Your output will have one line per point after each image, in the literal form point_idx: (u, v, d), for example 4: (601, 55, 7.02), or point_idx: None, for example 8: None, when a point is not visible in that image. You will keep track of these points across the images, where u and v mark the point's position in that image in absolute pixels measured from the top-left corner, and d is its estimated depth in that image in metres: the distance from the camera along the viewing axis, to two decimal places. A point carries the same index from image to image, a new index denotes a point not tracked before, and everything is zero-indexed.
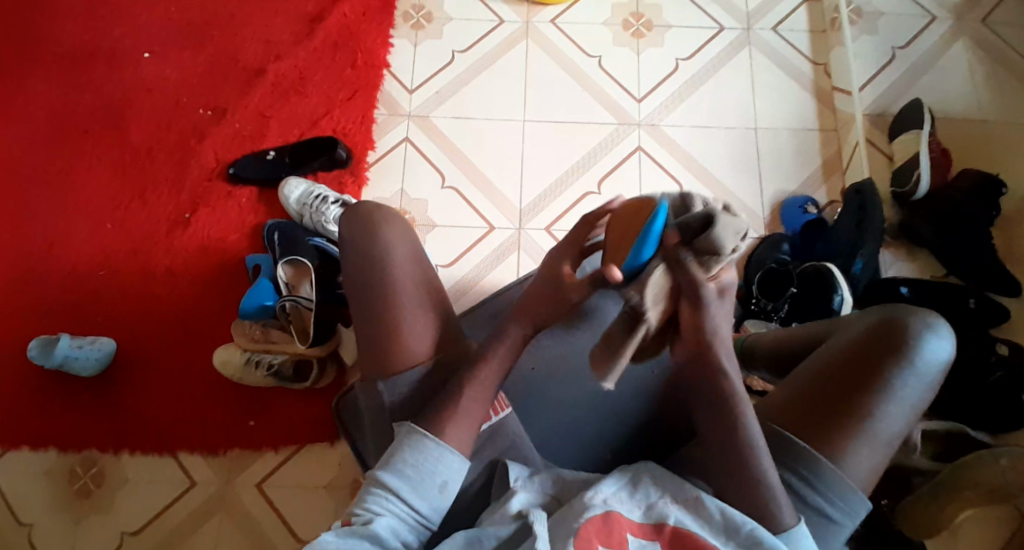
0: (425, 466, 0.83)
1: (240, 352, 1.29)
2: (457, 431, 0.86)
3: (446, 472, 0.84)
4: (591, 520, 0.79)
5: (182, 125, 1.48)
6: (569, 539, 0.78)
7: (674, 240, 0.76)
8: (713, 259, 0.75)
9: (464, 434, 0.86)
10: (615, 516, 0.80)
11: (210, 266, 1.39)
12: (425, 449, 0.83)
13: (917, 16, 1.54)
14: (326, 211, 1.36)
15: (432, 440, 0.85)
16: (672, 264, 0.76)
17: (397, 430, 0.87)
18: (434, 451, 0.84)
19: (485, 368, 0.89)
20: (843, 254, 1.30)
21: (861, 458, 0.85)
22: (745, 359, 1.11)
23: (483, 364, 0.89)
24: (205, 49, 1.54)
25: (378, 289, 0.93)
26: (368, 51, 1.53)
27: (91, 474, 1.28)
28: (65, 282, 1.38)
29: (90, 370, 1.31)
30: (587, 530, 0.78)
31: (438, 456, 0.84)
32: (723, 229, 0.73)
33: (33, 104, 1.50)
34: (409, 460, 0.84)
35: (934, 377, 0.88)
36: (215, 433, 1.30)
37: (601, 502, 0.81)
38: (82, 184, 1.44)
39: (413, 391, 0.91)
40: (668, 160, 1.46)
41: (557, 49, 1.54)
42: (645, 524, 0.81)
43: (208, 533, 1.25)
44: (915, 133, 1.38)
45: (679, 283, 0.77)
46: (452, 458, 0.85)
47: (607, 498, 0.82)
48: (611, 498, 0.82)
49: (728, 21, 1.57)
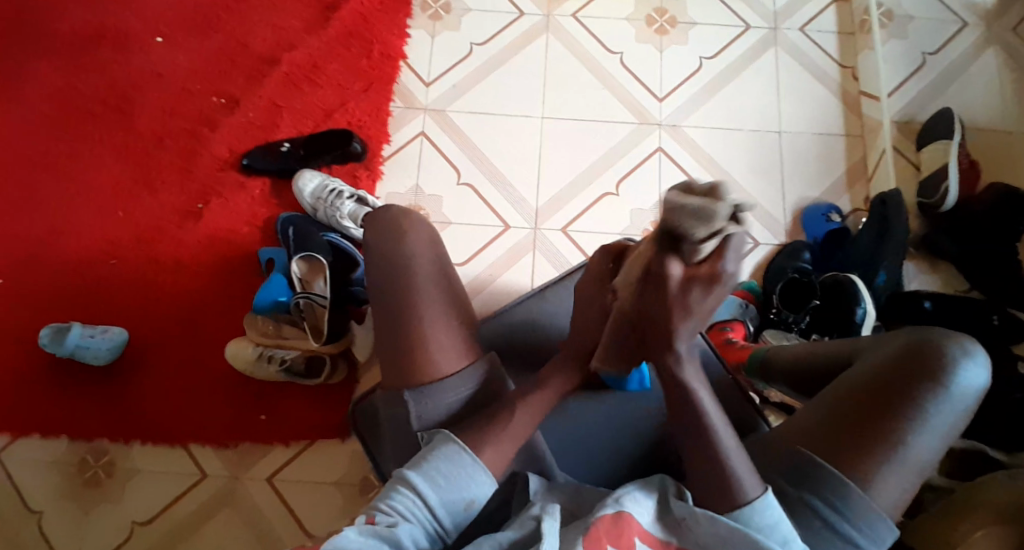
0: (457, 479, 0.83)
1: (252, 346, 1.28)
2: (481, 447, 0.85)
3: (476, 488, 0.83)
4: (602, 520, 0.78)
5: (196, 113, 1.47)
6: (579, 537, 0.77)
7: (669, 217, 0.66)
8: (688, 244, 0.68)
9: (501, 454, 0.86)
10: (626, 518, 0.79)
11: (223, 257, 1.38)
12: (461, 462, 0.83)
13: (948, 21, 1.50)
14: (340, 206, 1.35)
15: (469, 454, 0.84)
16: (659, 245, 0.70)
17: (433, 438, 0.87)
18: (468, 465, 0.84)
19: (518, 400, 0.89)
20: (863, 266, 1.30)
21: (891, 484, 0.85)
22: (767, 373, 1.11)
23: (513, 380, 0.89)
24: (219, 35, 1.51)
25: (405, 298, 0.93)
26: (385, 42, 1.50)
27: (101, 464, 1.28)
28: (77, 270, 1.37)
29: (101, 360, 1.30)
30: (596, 532, 0.77)
31: (472, 473, 0.83)
32: (691, 212, 0.64)
33: (46, 87, 1.48)
34: (442, 469, 0.83)
35: (967, 405, 0.87)
36: (226, 427, 1.30)
37: (613, 502, 0.80)
38: (94, 170, 1.43)
39: (439, 401, 0.91)
40: (689, 163, 1.44)
41: (578, 44, 1.51)
42: (654, 533, 0.80)
43: (218, 525, 1.25)
44: (943, 144, 1.36)
45: (653, 266, 0.71)
46: (482, 477, 0.84)
47: (620, 498, 0.81)
48: (624, 497, 0.81)
49: (755, 20, 1.53)
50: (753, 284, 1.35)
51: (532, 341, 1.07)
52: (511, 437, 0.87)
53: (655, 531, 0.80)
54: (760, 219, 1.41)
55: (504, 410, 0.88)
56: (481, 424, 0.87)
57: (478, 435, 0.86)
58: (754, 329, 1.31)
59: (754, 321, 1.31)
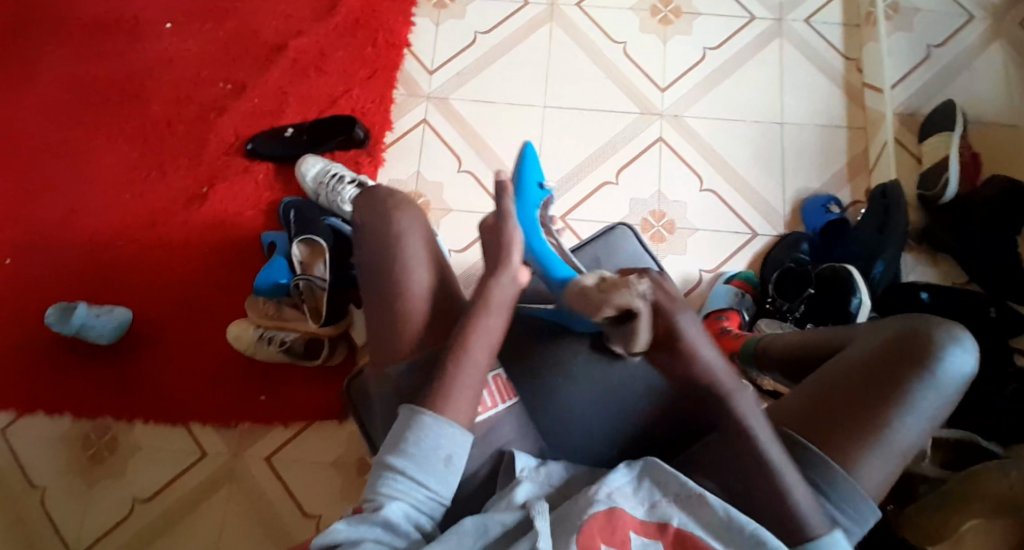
0: (427, 442, 0.84)
1: (252, 328, 1.30)
2: (453, 407, 0.86)
3: (448, 445, 0.84)
4: (595, 516, 0.80)
5: (202, 98, 1.49)
6: (572, 537, 0.78)
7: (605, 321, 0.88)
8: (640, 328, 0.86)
9: (461, 410, 0.86)
10: (619, 513, 0.80)
11: (226, 240, 1.40)
12: (422, 424, 0.83)
13: (956, 15, 1.49)
14: (342, 191, 1.35)
15: (430, 415, 0.85)
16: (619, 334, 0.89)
17: (398, 412, 0.87)
18: (432, 425, 0.84)
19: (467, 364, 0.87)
20: (864, 256, 1.28)
21: (875, 467, 0.85)
22: (758, 360, 1.11)
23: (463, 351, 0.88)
24: (226, 22, 1.53)
25: (392, 277, 0.94)
26: (390, 30, 1.51)
27: (105, 439, 1.31)
28: (84, 250, 1.40)
29: (106, 338, 1.32)
30: (591, 529, 0.78)
31: (438, 430, 0.84)
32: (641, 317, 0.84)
33: (56, 71, 1.51)
34: (411, 439, 0.84)
35: (955, 390, 0.87)
36: (228, 407, 1.32)
37: (606, 498, 0.82)
38: (102, 154, 1.46)
39: (412, 376, 0.91)
40: (689, 153, 1.44)
41: (582, 33, 1.51)
42: (649, 521, 0.81)
43: (218, 501, 1.28)
44: (946, 135, 1.36)
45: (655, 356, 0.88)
46: (452, 431, 0.85)
47: (611, 493, 0.82)
48: (615, 492, 0.83)
49: (760, 11, 1.53)
50: (751, 274, 1.35)
51: (525, 323, 1.06)
52: (467, 383, 0.87)
53: (650, 519, 0.81)
54: (758, 209, 1.41)
55: (459, 345, 0.88)
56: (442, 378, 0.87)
57: (438, 391, 0.86)
58: (749, 318, 1.32)
59: (750, 310, 1.32)
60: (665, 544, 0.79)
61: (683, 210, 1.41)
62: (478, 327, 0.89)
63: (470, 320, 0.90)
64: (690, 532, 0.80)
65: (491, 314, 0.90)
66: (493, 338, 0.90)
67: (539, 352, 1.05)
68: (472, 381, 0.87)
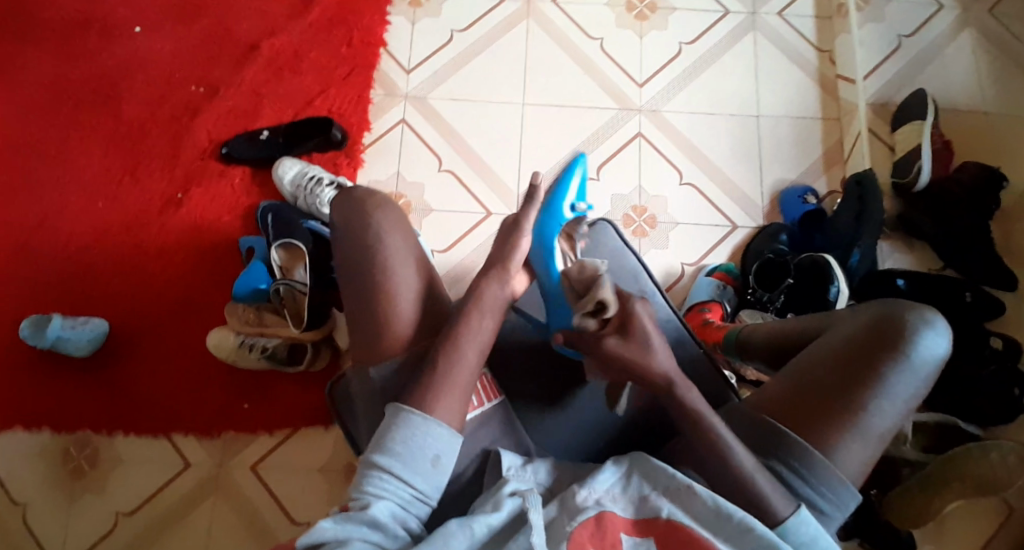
0: (414, 441, 0.83)
1: (234, 335, 1.28)
2: (443, 406, 0.85)
3: (437, 444, 0.84)
4: (584, 524, 0.79)
5: (174, 101, 1.46)
6: (564, 542, 0.78)
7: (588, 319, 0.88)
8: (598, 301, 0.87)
9: (453, 409, 0.86)
10: (608, 517, 0.80)
11: (203, 246, 1.38)
12: (409, 423, 0.83)
13: (925, 4, 1.52)
14: (320, 194, 1.34)
15: (418, 414, 0.84)
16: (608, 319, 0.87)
17: (384, 411, 0.86)
18: (420, 424, 0.84)
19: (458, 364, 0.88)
20: (840, 245, 1.31)
21: (853, 452, 0.86)
22: (740, 352, 1.12)
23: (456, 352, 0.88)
24: (196, 23, 1.50)
25: (377, 275, 0.93)
26: (365, 29, 1.50)
27: (84, 453, 1.28)
28: (55, 260, 1.36)
29: (83, 350, 1.29)
30: (580, 535, 0.79)
31: (425, 430, 0.84)
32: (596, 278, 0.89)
33: (20, 77, 1.47)
34: (397, 438, 0.83)
35: (928, 373, 0.88)
36: (210, 416, 1.30)
37: (595, 503, 0.81)
38: (71, 161, 1.42)
39: (404, 373, 0.92)
40: (667, 147, 1.44)
41: (559, 29, 1.51)
42: (638, 520, 0.81)
43: (203, 513, 1.25)
44: (918, 124, 1.38)
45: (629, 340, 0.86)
46: (440, 431, 0.84)
47: (600, 498, 0.82)
48: (604, 497, 0.82)
49: (734, 4, 1.54)
50: (732, 266, 1.36)
51: (513, 323, 1.06)
52: (461, 383, 0.87)
53: (638, 517, 0.81)
54: (737, 201, 1.42)
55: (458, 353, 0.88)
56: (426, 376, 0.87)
57: (429, 391, 0.86)
58: (731, 310, 1.32)
59: (732, 301, 1.32)
60: (655, 542, 0.79)
61: (663, 204, 1.41)
62: (469, 327, 0.90)
63: (463, 320, 0.90)
64: (681, 523, 0.80)
65: (483, 315, 0.91)
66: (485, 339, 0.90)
67: (527, 351, 1.05)
68: (465, 381, 0.88)
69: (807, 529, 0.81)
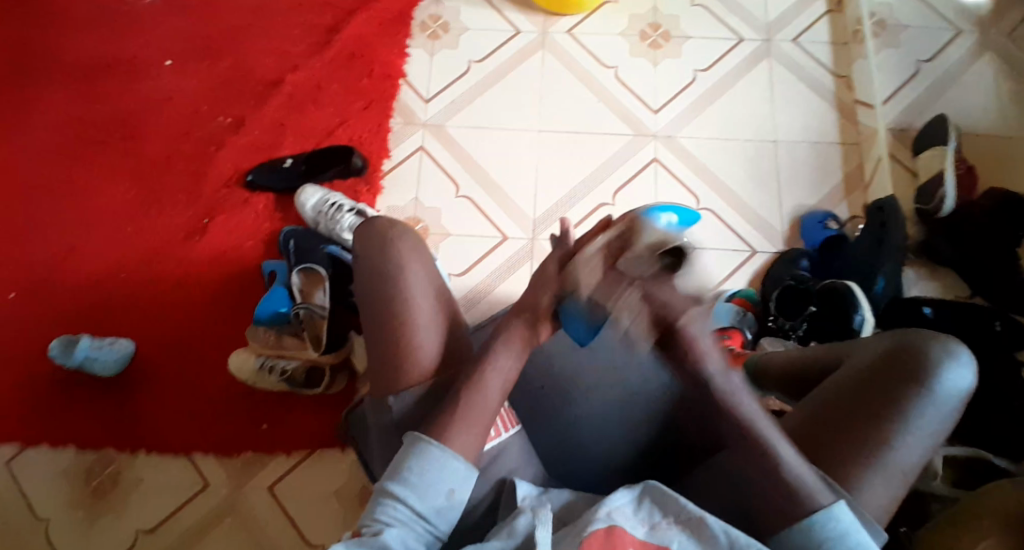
0: (430, 474, 0.84)
1: (254, 357, 1.31)
2: (457, 439, 0.86)
3: (452, 479, 0.84)
4: (595, 536, 0.77)
5: (205, 133, 1.52)
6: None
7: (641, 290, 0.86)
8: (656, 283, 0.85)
9: (468, 442, 0.86)
10: (618, 532, 0.78)
11: (227, 271, 1.42)
12: (428, 454, 0.83)
13: (941, 31, 1.52)
14: (340, 219, 1.37)
15: (437, 446, 0.85)
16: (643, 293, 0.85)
17: (403, 440, 0.87)
18: (438, 457, 0.84)
19: (476, 398, 0.88)
20: (863, 272, 1.28)
21: (876, 489, 0.82)
22: (756, 380, 1.09)
23: (476, 390, 0.88)
24: (225, 58, 1.57)
25: (393, 303, 0.95)
26: (386, 62, 1.54)
27: (107, 472, 1.31)
28: (86, 283, 1.41)
29: (109, 371, 1.33)
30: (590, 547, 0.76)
31: (443, 463, 0.84)
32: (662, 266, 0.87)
33: (60, 110, 1.54)
34: (415, 468, 0.84)
35: (953, 406, 0.85)
36: (230, 437, 1.32)
37: (606, 517, 0.79)
38: (105, 189, 1.48)
39: (422, 405, 0.92)
40: (683, 172, 1.45)
41: (573, 59, 1.54)
42: (650, 543, 0.78)
43: (220, 533, 1.27)
44: (940, 149, 1.36)
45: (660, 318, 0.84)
46: (459, 466, 0.84)
47: (612, 512, 0.80)
48: (615, 512, 0.80)
49: (748, 33, 1.56)
50: (752, 292, 1.35)
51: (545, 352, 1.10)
52: (477, 419, 0.87)
53: (650, 540, 0.79)
54: (756, 227, 1.41)
55: (468, 378, 0.90)
56: (442, 409, 0.88)
57: (447, 425, 0.86)
58: (752, 337, 1.29)
59: (753, 329, 1.30)
60: None
61: None
62: (489, 366, 0.90)
63: (484, 359, 0.91)
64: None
65: (502, 354, 0.91)
66: (505, 373, 0.91)
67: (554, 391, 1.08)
68: (483, 417, 0.88)
69: (837, 523, 0.77)
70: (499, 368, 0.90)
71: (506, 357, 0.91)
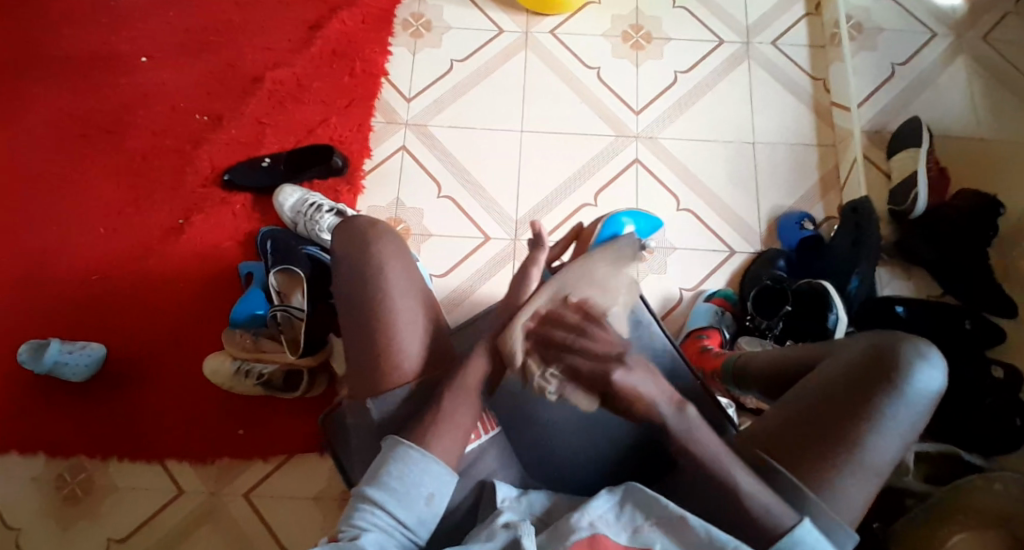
0: (410, 478, 0.82)
1: (230, 361, 1.28)
2: (440, 442, 0.85)
3: (432, 483, 0.83)
4: (578, 543, 0.77)
5: (179, 131, 1.48)
6: None
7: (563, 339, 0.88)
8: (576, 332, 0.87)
9: (451, 445, 0.85)
10: (601, 540, 0.78)
11: (203, 273, 1.39)
12: (409, 458, 0.83)
13: (918, 32, 1.55)
14: (320, 219, 1.35)
15: (417, 450, 0.84)
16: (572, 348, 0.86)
17: (382, 443, 0.86)
18: (419, 461, 0.83)
19: (460, 402, 0.87)
20: (839, 272, 1.30)
21: (849, 488, 0.84)
22: (737, 379, 1.11)
23: (461, 393, 0.88)
24: (201, 55, 1.53)
25: (374, 305, 0.93)
26: (367, 60, 1.52)
27: (78, 479, 1.27)
28: (55, 285, 1.37)
29: (80, 375, 1.29)
30: None
31: (423, 467, 0.83)
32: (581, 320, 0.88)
33: (27, 105, 1.50)
34: (394, 472, 0.83)
35: (924, 406, 0.86)
36: (206, 442, 1.29)
37: (588, 525, 0.79)
38: (74, 188, 1.44)
39: (405, 408, 0.91)
40: (665, 174, 1.45)
41: (557, 59, 1.54)
42: (632, 547, 0.78)
43: (195, 541, 1.24)
44: (914, 150, 1.39)
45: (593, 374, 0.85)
46: (440, 470, 0.84)
47: (594, 521, 0.80)
48: (598, 520, 0.80)
49: (729, 35, 1.57)
50: (730, 291, 1.36)
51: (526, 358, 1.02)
52: (461, 422, 0.86)
53: (633, 544, 0.78)
54: (736, 228, 1.42)
55: (451, 381, 0.89)
56: (426, 413, 0.87)
57: (431, 428, 0.86)
58: (730, 336, 1.32)
59: (731, 328, 1.32)
60: None
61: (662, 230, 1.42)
62: (472, 368, 0.89)
63: (468, 362, 0.89)
64: None
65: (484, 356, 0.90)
66: (488, 375, 0.90)
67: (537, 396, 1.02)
68: (467, 420, 0.87)
69: (803, 545, 0.80)
70: (483, 369, 0.89)
71: (488, 360, 0.90)
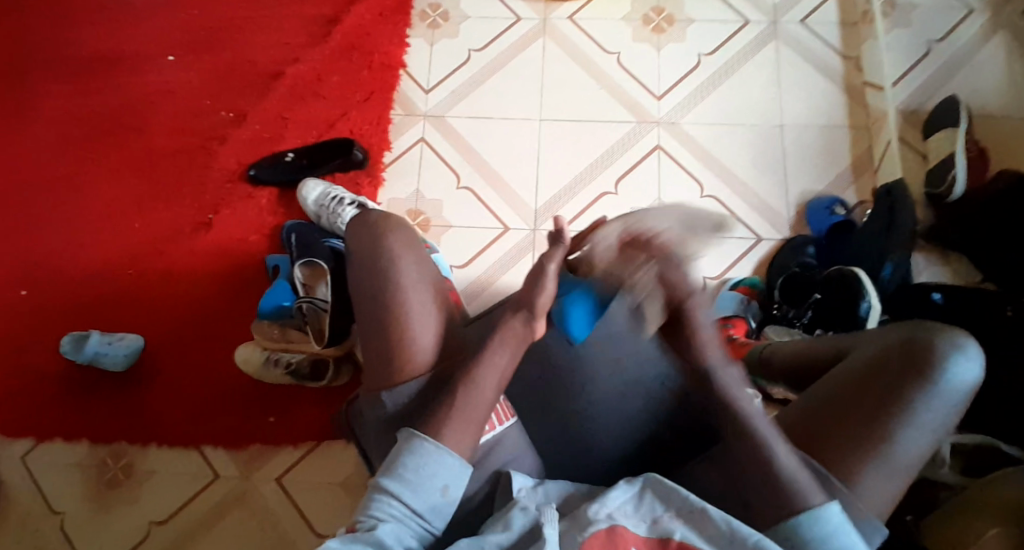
0: (425, 469, 0.84)
1: (260, 350, 1.32)
2: (452, 436, 0.86)
3: (447, 475, 0.84)
4: (596, 535, 0.75)
5: (207, 127, 1.52)
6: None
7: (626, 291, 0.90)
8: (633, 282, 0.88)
9: (464, 439, 0.86)
10: (620, 530, 0.76)
11: (233, 266, 1.43)
12: (422, 450, 0.84)
13: (954, 8, 1.48)
14: (342, 212, 1.37)
15: (431, 442, 0.85)
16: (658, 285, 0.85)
17: (398, 436, 0.88)
18: (432, 452, 0.84)
19: (470, 394, 0.88)
20: (871, 260, 1.24)
21: (878, 482, 0.81)
22: (761, 369, 1.09)
23: (472, 384, 0.88)
24: (227, 53, 1.57)
25: (388, 296, 0.95)
26: (386, 52, 1.54)
27: (119, 465, 1.33)
28: (96, 279, 1.43)
29: (119, 366, 1.35)
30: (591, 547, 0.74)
31: (437, 458, 0.84)
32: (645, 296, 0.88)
33: (66, 107, 1.56)
34: (409, 465, 0.84)
35: (960, 399, 0.83)
36: (238, 430, 1.34)
37: (606, 517, 0.77)
38: (111, 185, 1.49)
39: (417, 400, 0.93)
40: (688, 160, 1.43)
41: (575, 45, 1.52)
42: (652, 537, 0.76)
43: (230, 524, 1.29)
44: (949, 131, 1.33)
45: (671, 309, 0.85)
46: (453, 461, 0.85)
47: (612, 513, 0.78)
48: (615, 512, 0.78)
49: (753, 14, 1.52)
50: (756, 279, 1.33)
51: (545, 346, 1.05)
52: (472, 415, 0.87)
53: (651, 535, 0.77)
54: (763, 215, 1.39)
55: (463, 374, 0.89)
56: (435, 405, 0.88)
57: (442, 420, 0.86)
58: (756, 325, 1.28)
59: (758, 317, 1.28)
60: None
61: None
62: (484, 361, 0.90)
63: (480, 354, 0.90)
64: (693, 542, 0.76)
65: (498, 349, 0.91)
66: (500, 367, 0.90)
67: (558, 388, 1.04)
68: (478, 414, 0.88)
69: (822, 527, 0.76)
70: (495, 361, 0.90)
71: (502, 351, 0.91)
